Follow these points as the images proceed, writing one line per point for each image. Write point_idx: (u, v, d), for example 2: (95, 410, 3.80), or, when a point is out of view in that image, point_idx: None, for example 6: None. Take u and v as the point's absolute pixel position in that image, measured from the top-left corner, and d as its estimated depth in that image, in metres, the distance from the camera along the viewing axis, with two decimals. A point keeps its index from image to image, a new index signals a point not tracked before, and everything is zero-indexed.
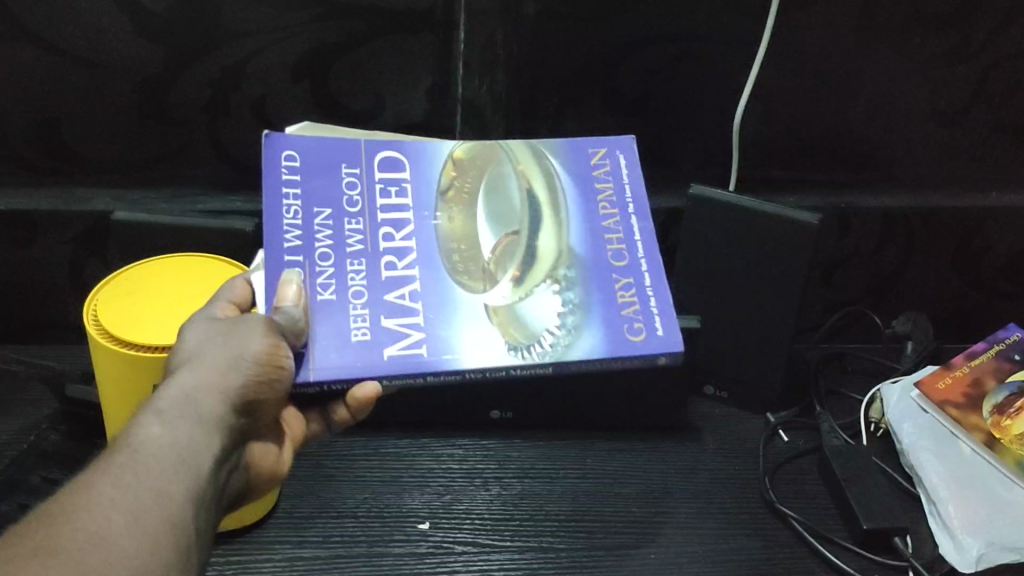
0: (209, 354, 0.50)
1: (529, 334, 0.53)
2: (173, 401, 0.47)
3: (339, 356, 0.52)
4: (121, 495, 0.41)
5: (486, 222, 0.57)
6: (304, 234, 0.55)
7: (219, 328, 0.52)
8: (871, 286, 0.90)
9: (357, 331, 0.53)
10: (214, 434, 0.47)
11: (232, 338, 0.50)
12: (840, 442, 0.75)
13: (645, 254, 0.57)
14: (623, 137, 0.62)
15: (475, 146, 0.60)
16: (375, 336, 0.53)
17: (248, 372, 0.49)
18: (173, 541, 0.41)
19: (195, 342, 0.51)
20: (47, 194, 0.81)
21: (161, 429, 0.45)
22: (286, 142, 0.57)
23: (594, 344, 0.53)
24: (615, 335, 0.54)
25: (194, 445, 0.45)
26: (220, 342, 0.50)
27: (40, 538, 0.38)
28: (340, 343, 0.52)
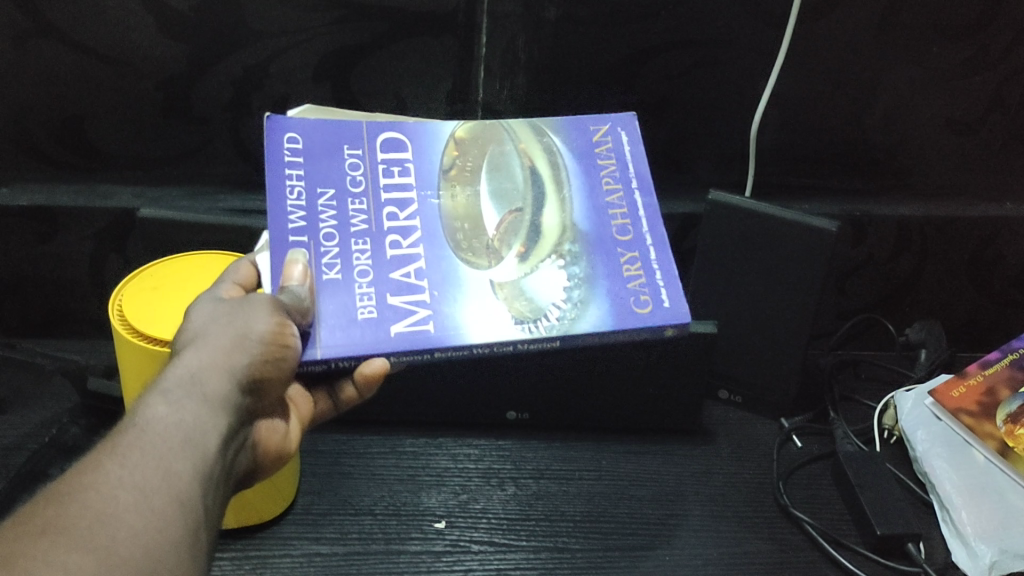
0: (216, 336, 0.51)
1: (535, 309, 0.53)
2: (180, 380, 0.47)
3: (345, 332, 0.52)
4: (132, 470, 0.41)
5: (489, 200, 0.57)
6: (309, 213, 0.55)
7: (224, 310, 0.53)
8: (885, 294, 0.91)
9: (363, 308, 0.53)
10: (220, 414, 0.47)
11: (237, 319, 0.51)
12: (853, 448, 0.76)
13: (649, 227, 0.57)
14: (624, 114, 0.62)
15: (476, 126, 0.60)
16: (381, 313, 0.53)
17: (254, 353, 0.50)
18: (182, 520, 0.41)
19: (200, 324, 0.52)
20: (68, 190, 0.82)
21: (168, 408, 0.45)
22: (287, 124, 0.57)
23: (600, 317, 0.53)
24: (622, 308, 0.53)
25: (201, 423, 0.46)
26: (225, 323, 0.51)
27: (49, 515, 0.38)
28: (346, 320, 0.52)
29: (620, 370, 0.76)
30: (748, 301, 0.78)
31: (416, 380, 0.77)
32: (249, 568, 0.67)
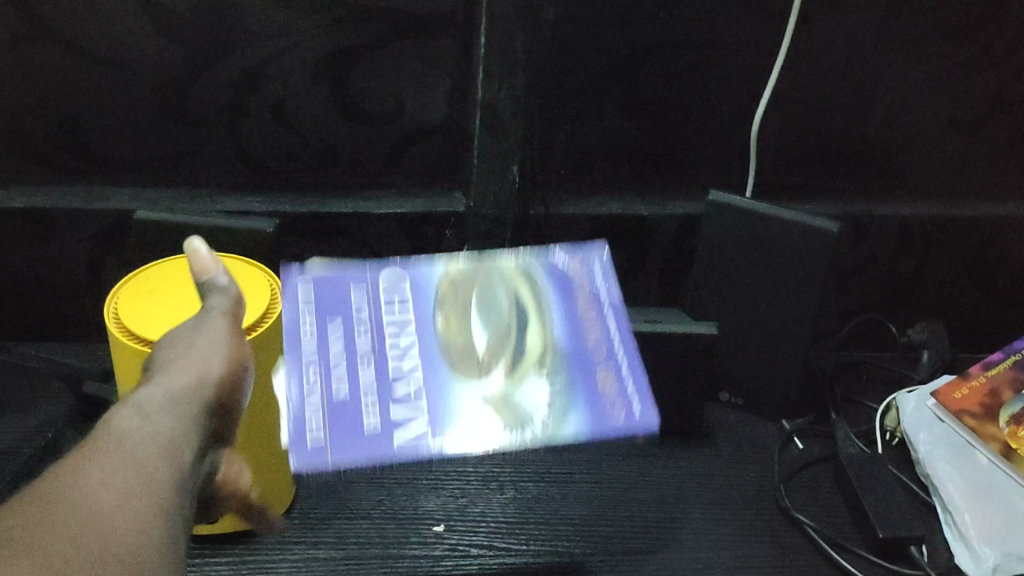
0: (175, 360, 0.47)
1: (519, 418, 0.56)
2: (152, 396, 0.43)
3: (351, 445, 0.55)
4: (110, 479, 0.37)
5: (480, 326, 0.60)
6: (318, 335, 0.60)
7: (178, 338, 0.49)
8: (887, 294, 0.90)
9: (369, 420, 0.56)
10: (195, 430, 0.43)
11: (193, 346, 0.48)
12: (857, 450, 0.76)
13: (619, 339, 0.61)
14: (595, 241, 0.67)
15: (466, 266, 0.63)
16: (383, 427, 0.56)
17: (218, 373, 0.46)
18: (172, 530, 0.37)
19: (154, 353, 0.48)
20: (64, 192, 0.82)
21: (142, 422, 0.41)
22: (302, 277, 0.63)
23: (578, 425, 0.56)
24: (596, 417, 0.57)
25: (179, 436, 0.42)
26: (182, 348, 0.48)
27: (29, 526, 0.34)
28: (352, 432, 0.56)
29: None
30: (749, 303, 0.77)
31: None
32: (246, 573, 0.66)
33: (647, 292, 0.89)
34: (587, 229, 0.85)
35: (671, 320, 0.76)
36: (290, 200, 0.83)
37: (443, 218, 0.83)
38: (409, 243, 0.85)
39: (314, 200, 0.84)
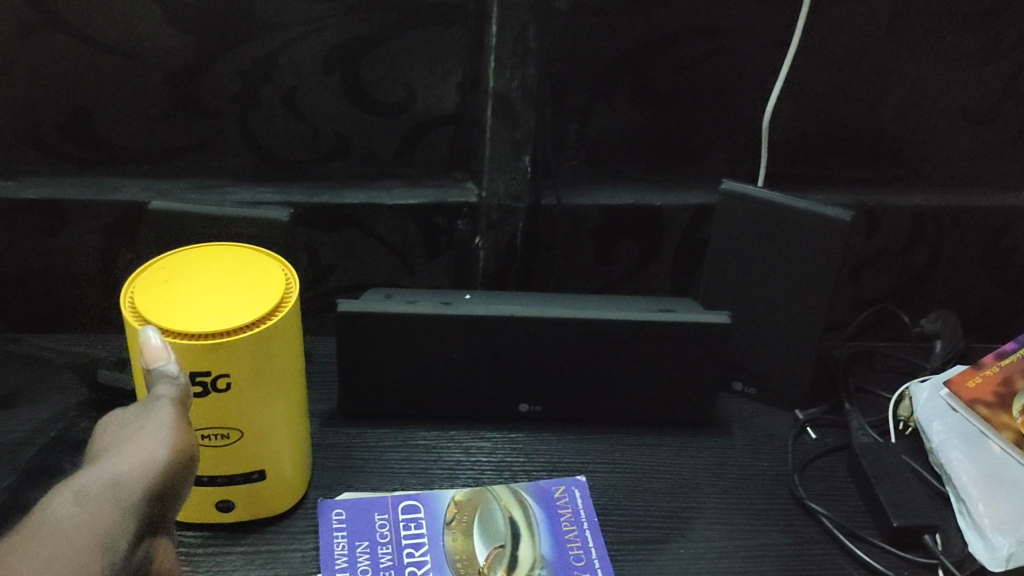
0: (125, 439, 0.45)
1: None
2: (92, 480, 0.41)
3: None
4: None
5: (480, 540, 0.67)
6: (348, 555, 0.67)
7: (134, 414, 0.47)
8: (899, 285, 0.90)
9: None
10: (135, 517, 0.41)
11: (147, 423, 0.46)
12: (869, 439, 0.76)
13: (598, 553, 0.67)
14: (578, 476, 0.74)
15: (470, 490, 0.72)
16: None
17: (165, 455, 0.44)
18: None
19: (108, 429, 0.46)
20: (76, 183, 0.81)
21: (76, 509, 0.40)
22: (334, 502, 0.71)
23: None
24: None
25: (115, 526, 0.40)
26: (134, 426, 0.46)
27: None
28: None
29: (633, 360, 0.76)
30: (762, 292, 0.77)
31: (429, 375, 0.76)
32: (260, 562, 0.67)
33: (659, 282, 0.89)
34: (599, 219, 0.85)
35: (682, 309, 0.76)
36: (302, 191, 0.83)
37: (455, 208, 0.83)
38: (421, 233, 0.85)
39: (327, 190, 0.84)
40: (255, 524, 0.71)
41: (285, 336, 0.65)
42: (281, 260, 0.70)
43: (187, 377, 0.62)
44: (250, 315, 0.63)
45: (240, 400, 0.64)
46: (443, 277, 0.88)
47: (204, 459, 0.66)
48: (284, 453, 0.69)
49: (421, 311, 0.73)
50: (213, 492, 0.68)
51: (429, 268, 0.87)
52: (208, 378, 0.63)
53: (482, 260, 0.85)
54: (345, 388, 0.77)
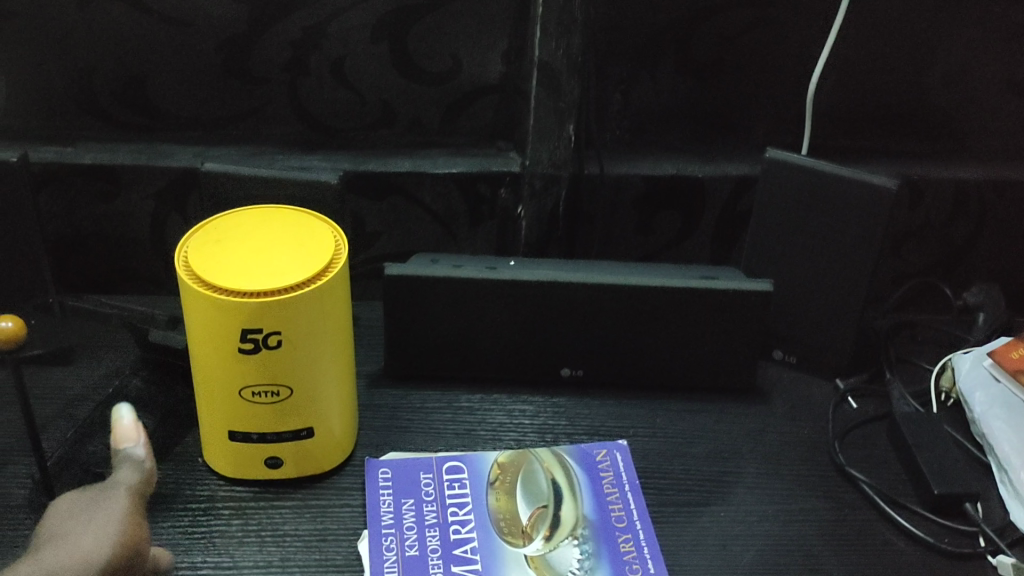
0: (72, 533, 0.47)
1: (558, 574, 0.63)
2: None
3: None
4: None
5: (523, 500, 0.69)
6: (394, 512, 0.68)
7: (91, 500, 0.49)
8: (942, 258, 0.90)
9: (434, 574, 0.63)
10: None
11: (98, 515, 0.48)
12: (911, 409, 0.76)
13: (639, 515, 0.68)
14: (619, 439, 0.75)
15: (513, 451, 0.73)
16: None
17: (107, 553, 0.46)
18: None
19: (64, 509, 0.49)
20: (130, 149, 0.83)
21: None
22: (381, 462, 0.72)
23: None
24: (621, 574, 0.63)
25: None
26: (87, 514, 0.48)
27: None
28: None
29: (675, 326, 0.77)
30: (804, 259, 0.78)
31: (474, 338, 0.78)
32: (310, 515, 0.69)
33: (701, 253, 0.90)
34: (642, 189, 0.85)
35: (723, 276, 0.77)
36: (349, 158, 0.85)
37: (499, 177, 0.84)
38: (465, 201, 0.86)
39: (373, 158, 0.85)
40: (304, 480, 0.72)
41: (334, 297, 0.66)
42: (329, 222, 0.71)
43: (240, 335, 0.64)
44: (301, 275, 0.64)
45: (290, 358, 0.66)
46: (486, 245, 0.89)
47: (256, 415, 0.68)
48: (332, 412, 0.70)
49: (467, 275, 0.75)
50: (263, 448, 0.70)
51: (472, 236, 0.88)
52: (260, 336, 0.64)
53: (524, 229, 0.85)
54: (391, 350, 0.79)
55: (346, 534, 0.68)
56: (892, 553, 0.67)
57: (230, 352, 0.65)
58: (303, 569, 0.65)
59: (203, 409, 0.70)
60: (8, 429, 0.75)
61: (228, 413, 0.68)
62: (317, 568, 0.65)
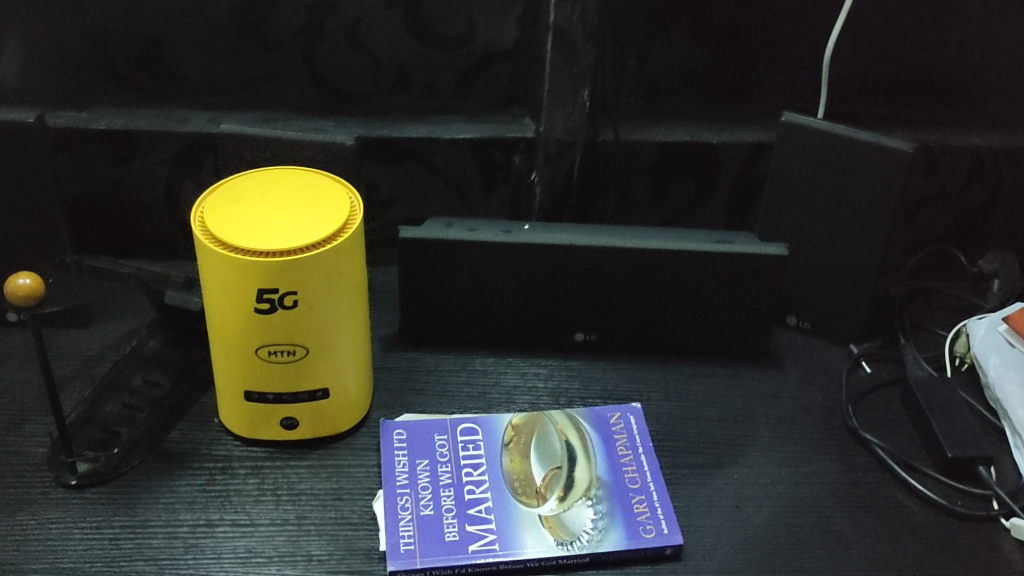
0: None
1: (572, 533, 0.63)
2: None
3: (436, 548, 0.62)
4: None
5: (537, 461, 0.69)
6: (409, 472, 0.68)
7: None
8: (957, 225, 0.89)
9: (449, 532, 0.63)
10: None
11: None
12: (925, 373, 0.76)
13: (652, 476, 0.68)
14: (632, 403, 0.75)
15: (527, 414, 0.73)
16: (461, 537, 0.63)
17: None
18: None
19: None
20: (146, 114, 0.84)
21: None
22: (395, 424, 0.72)
23: (618, 540, 0.63)
24: (634, 533, 0.64)
25: None
26: None
27: None
28: (434, 542, 0.63)
29: (689, 290, 0.77)
30: (819, 225, 0.78)
31: (488, 302, 0.78)
32: (325, 475, 0.70)
33: (714, 220, 0.90)
34: (656, 155, 0.85)
35: (737, 241, 0.77)
36: (363, 124, 0.85)
37: (513, 142, 0.84)
38: (479, 167, 0.86)
39: (388, 124, 0.85)
40: (319, 440, 0.73)
41: (350, 258, 0.67)
42: (343, 183, 0.71)
43: (256, 295, 0.64)
44: (317, 235, 0.64)
45: (306, 318, 0.66)
46: (500, 212, 0.89)
47: (272, 375, 0.68)
48: (348, 372, 0.71)
49: (481, 239, 0.75)
50: (279, 408, 0.70)
51: (486, 203, 0.88)
52: (276, 295, 0.64)
53: (538, 196, 0.86)
54: (405, 313, 0.79)
55: (361, 493, 0.68)
56: (906, 515, 0.67)
57: (246, 312, 0.65)
58: (318, 527, 0.65)
59: (219, 369, 0.70)
60: (26, 390, 0.75)
61: (244, 373, 0.68)
62: (333, 526, 0.65)
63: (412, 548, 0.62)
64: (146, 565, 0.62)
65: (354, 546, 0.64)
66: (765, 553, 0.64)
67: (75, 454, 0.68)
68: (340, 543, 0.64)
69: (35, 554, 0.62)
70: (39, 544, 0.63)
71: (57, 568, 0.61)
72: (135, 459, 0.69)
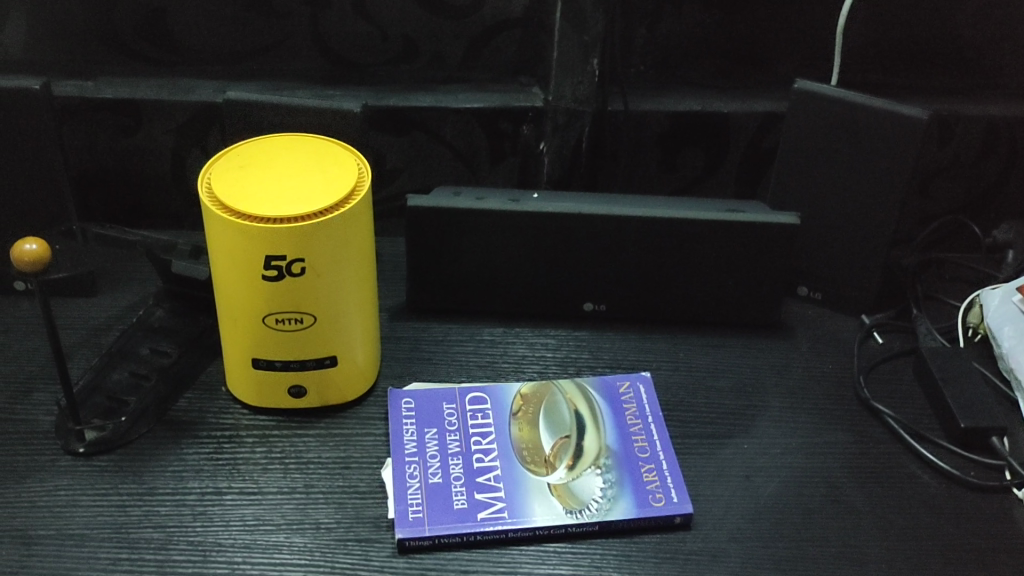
0: None
1: (581, 501, 0.63)
2: None
3: (445, 516, 0.62)
4: None
5: (546, 430, 0.68)
6: (417, 441, 0.68)
7: None
8: (971, 197, 0.88)
9: (458, 500, 0.63)
10: None
11: None
12: (937, 343, 0.75)
13: (662, 446, 0.68)
14: (641, 372, 0.75)
15: (536, 383, 0.73)
16: (470, 505, 0.63)
17: None
18: None
19: None
20: (152, 83, 0.83)
21: None
22: (403, 393, 0.72)
23: (627, 508, 0.62)
24: (643, 502, 0.63)
25: None
26: None
27: None
28: (443, 510, 0.62)
29: (699, 259, 0.76)
30: (831, 194, 0.77)
31: (497, 271, 0.77)
32: (333, 443, 0.69)
33: (724, 191, 0.89)
34: (667, 125, 0.84)
35: (749, 210, 0.76)
36: (371, 93, 0.84)
37: (521, 112, 0.84)
38: (488, 138, 0.85)
39: (395, 94, 0.84)
40: (327, 409, 0.72)
41: (358, 225, 0.66)
42: (351, 151, 0.71)
43: (263, 262, 0.64)
44: (324, 202, 0.63)
45: (314, 286, 0.66)
46: (508, 183, 0.88)
47: (279, 343, 0.68)
48: (356, 340, 0.70)
49: (490, 207, 0.74)
50: (286, 376, 0.70)
51: (494, 174, 0.88)
52: (283, 262, 0.64)
53: (547, 166, 0.84)
54: (413, 283, 0.79)
55: (369, 462, 0.68)
56: (917, 486, 0.67)
57: (252, 279, 0.65)
58: (326, 495, 0.65)
59: (226, 337, 0.70)
60: (33, 359, 0.75)
61: (251, 341, 0.68)
62: (341, 494, 0.65)
63: (420, 516, 0.62)
64: (154, 532, 0.62)
65: (362, 514, 0.63)
66: (775, 523, 0.64)
67: (83, 421, 0.68)
68: (348, 511, 0.64)
69: (43, 521, 0.62)
70: (46, 511, 0.63)
71: (65, 535, 0.61)
72: (143, 427, 0.69)
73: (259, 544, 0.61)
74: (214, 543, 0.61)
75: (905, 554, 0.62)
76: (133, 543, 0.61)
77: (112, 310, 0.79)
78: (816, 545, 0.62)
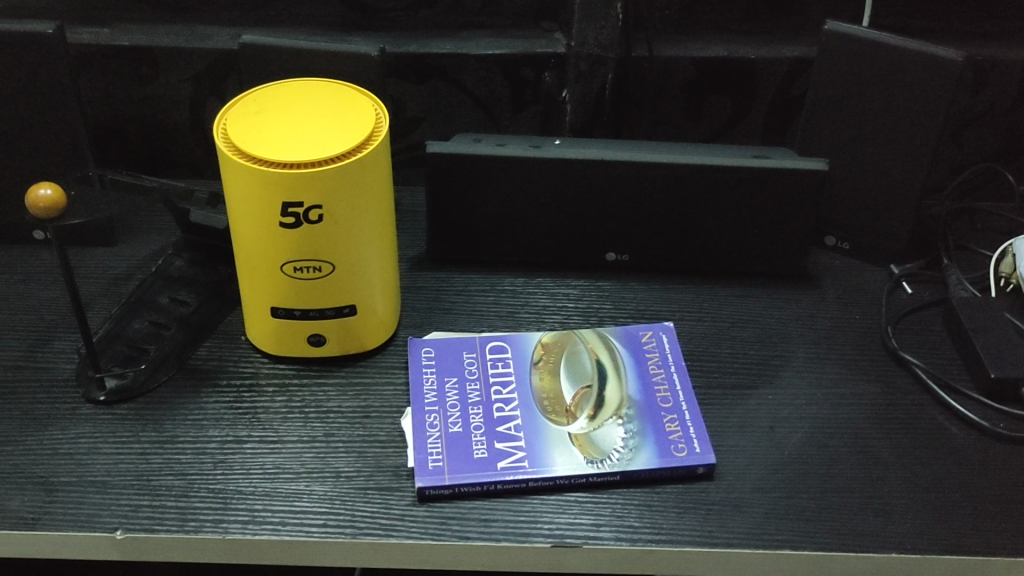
0: None
1: (602, 451, 0.62)
2: None
3: (465, 465, 0.61)
4: None
5: (567, 380, 0.68)
6: (438, 390, 0.67)
7: None
8: (1005, 145, 0.86)
9: (478, 449, 0.62)
10: None
11: None
12: (967, 294, 0.74)
13: (685, 396, 0.67)
14: (664, 323, 0.74)
15: (557, 333, 0.72)
16: (490, 454, 0.62)
17: None
18: None
19: None
20: (168, 30, 0.82)
21: None
22: (423, 342, 0.71)
23: (648, 458, 0.62)
24: (665, 452, 0.62)
25: None
26: None
27: None
28: (463, 459, 0.62)
29: (725, 208, 0.75)
30: (861, 141, 0.75)
31: (518, 220, 0.76)
32: (353, 393, 0.69)
33: (750, 139, 0.87)
34: (692, 72, 0.82)
35: (776, 156, 0.74)
36: (390, 40, 0.83)
37: (543, 59, 0.82)
38: (508, 86, 0.83)
39: (414, 41, 0.83)
40: (347, 358, 0.72)
41: (377, 171, 0.65)
42: (369, 96, 0.69)
43: (281, 208, 0.63)
44: (342, 147, 0.62)
45: (332, 233, 0.65)
46: (529, 132, 0.87)
47: (298, 292, 0.67)
48: (375, 289, 0.69)
49: (511, 155, 0.73)
50: (306, 325, 0.69)
51: (515, 122, 0.86)
52: (301, 209, 0.63)
53: (569, 114, 0.83)
54: (433, 232, 0.78)
55: (388, 411, 0.67)
56: (946, 437, 0.65)
57: (270, 226, 0.64)
58: (346, 444, 0.65)
59: (245, 286, 0.69)
60: (54, 308, 0.75)
61: (270, 290, 0.67)
62: (361, 443, 0.65)
63: (440, 465, 0.61)
64: (175, 479, 0.62)
65: (382, 463, 0.63)
66: (799, 473, 0.63)
67: (103, 369, 0.68)
68: (368, 459, 0.63)
69: (65, 468, 0.62)
70: (68, 458, 0.63)
71: (87, 482, 0.61)
72: (163, 375, 0.69)
73: (279, 492, 0.61)
74: (234, 490, 0.61)
75: (933, 505, 0.61)
76: (155, 490, 0.61)
77: (131, 260, 0.79)
78: (841, 495, 0.61)
